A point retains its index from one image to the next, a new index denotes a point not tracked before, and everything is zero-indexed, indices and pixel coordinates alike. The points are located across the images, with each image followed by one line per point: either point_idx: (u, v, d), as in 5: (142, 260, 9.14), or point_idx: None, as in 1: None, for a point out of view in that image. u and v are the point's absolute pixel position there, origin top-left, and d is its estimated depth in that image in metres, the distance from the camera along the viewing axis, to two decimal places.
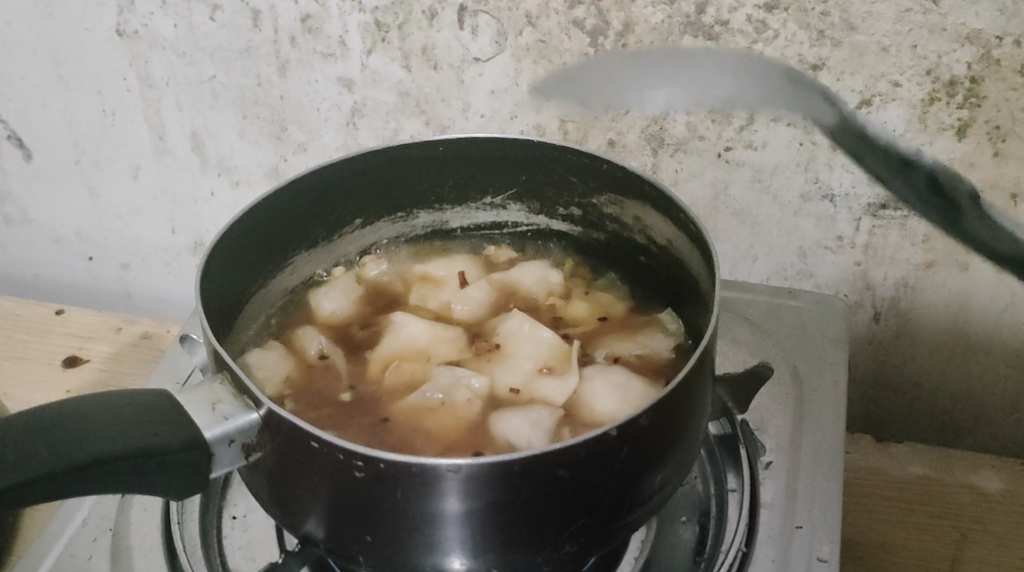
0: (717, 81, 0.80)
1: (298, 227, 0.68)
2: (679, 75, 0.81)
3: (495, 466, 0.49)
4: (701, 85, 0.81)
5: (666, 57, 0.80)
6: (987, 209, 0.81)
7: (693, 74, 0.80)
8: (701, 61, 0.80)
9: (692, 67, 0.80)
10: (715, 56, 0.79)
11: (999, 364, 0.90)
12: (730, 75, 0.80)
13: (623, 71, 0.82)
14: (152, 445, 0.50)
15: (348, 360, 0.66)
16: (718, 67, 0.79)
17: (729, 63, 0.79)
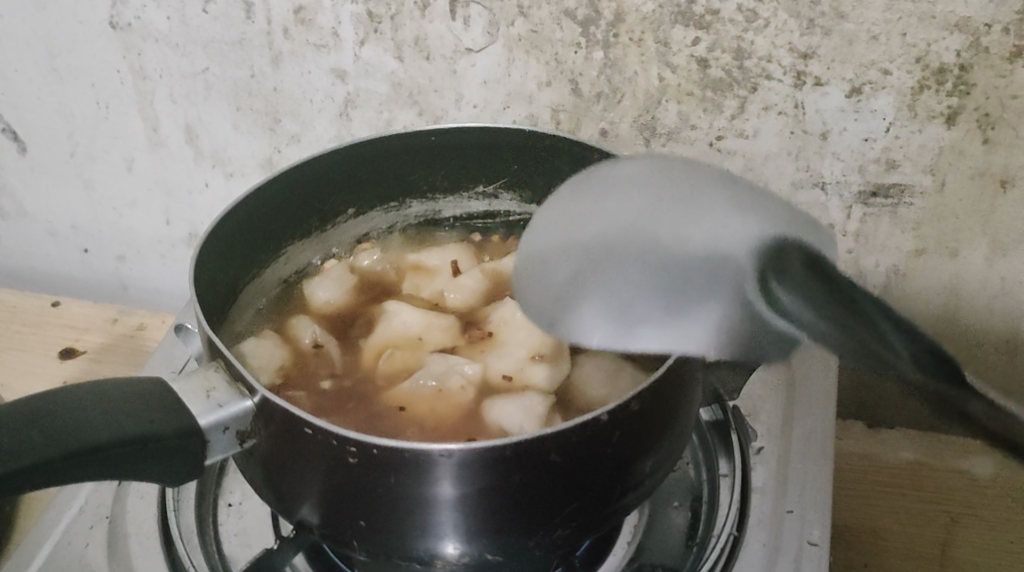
0: (703, 198, 0.58)
1: (291, 217, 0.68)
2: (657, 212, 0.57)
3: (488, 451, 0.49)
4: (659, 192, 0.58)
5: (639, 213, 0.57)
6: (977, 195, 0.82)
7: (666, 238, 0.56)
8: (676, 213, 0.57)
9: (654, 188, 0.58)
10: (697, 228, 0.57)
11: (989, 350, 0.91)
12: (711, 204, 0.57)
13: (597, 201, 0.59)
14: (148, 432, 0.50)
15: (342, 349, 0.67)
16: (688, 188, 0.58)
17: (725, 224, 0.57)
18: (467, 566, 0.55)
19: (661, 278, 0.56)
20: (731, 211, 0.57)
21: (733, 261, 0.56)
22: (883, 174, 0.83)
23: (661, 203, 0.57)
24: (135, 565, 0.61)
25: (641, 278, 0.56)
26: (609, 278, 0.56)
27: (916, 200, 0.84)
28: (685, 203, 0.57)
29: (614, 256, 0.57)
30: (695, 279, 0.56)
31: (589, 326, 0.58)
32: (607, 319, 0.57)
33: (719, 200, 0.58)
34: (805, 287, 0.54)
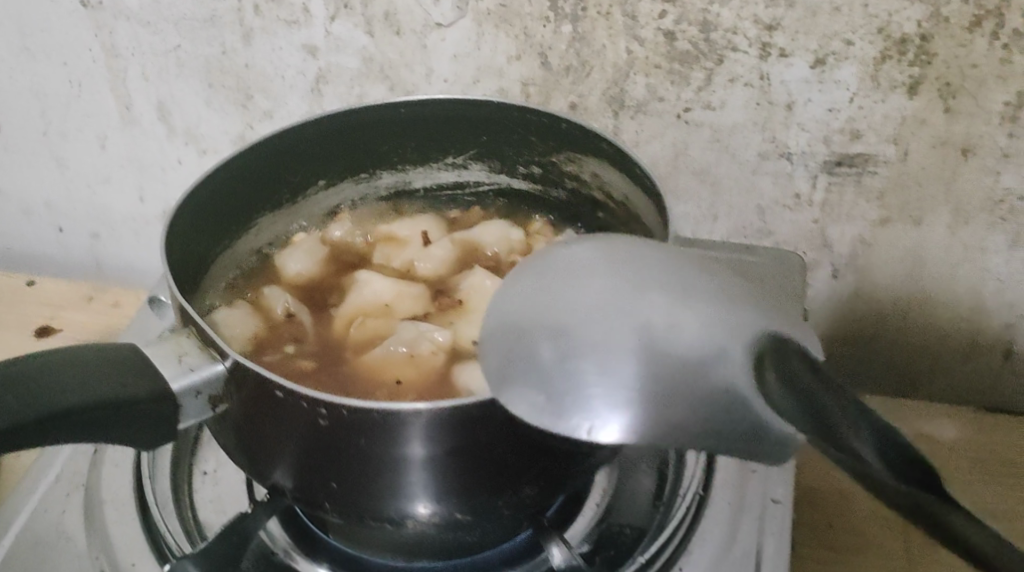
0: (683, 279, 0.49)
1: (263, 190, 0.69)
2: (633, 290, 0.48)
3: (455, 412, 0.50)
4: (638, 270, 0.49)
5: (616, 290, 0.48)
6: (939, 164, 0.84)
7: (647, 315, 0.47)
8: (656, 294, 0.48)
9: (629, 266, 0.49)
10: (680, 309, 0.47)
11: (953, 318, 0.93)
12: (692, 287, 0.48)
13: (563, 277, 0.49)
14: (121, 396, 0.51)
15: (314, 318, 0.68)
16: (665, 269, 0.49)
17: (713, 311, 0.48)
18: (438, 526, 0.57)
19: (645, 364, 0.46)
20: (717, 297, 0.48)
21: (725, 348, 0.46)
22: (847, 144, 0.84)
23: (638, 282, 0.48)
24: (110, 529, 0.62)
25: (617, 359, 0.46)
26: (579, 358, 0.46)
27: (880, 170, 0.85)
28: (665, 284, 0.48)
29: (581, 333, 0.47)
30: (678, 371, 0.46)
31: (559, 411, 0.46)
32: (583, 406, 0.45)
33: (703, 284, 0.49)
34: (797, 391, 0.46)
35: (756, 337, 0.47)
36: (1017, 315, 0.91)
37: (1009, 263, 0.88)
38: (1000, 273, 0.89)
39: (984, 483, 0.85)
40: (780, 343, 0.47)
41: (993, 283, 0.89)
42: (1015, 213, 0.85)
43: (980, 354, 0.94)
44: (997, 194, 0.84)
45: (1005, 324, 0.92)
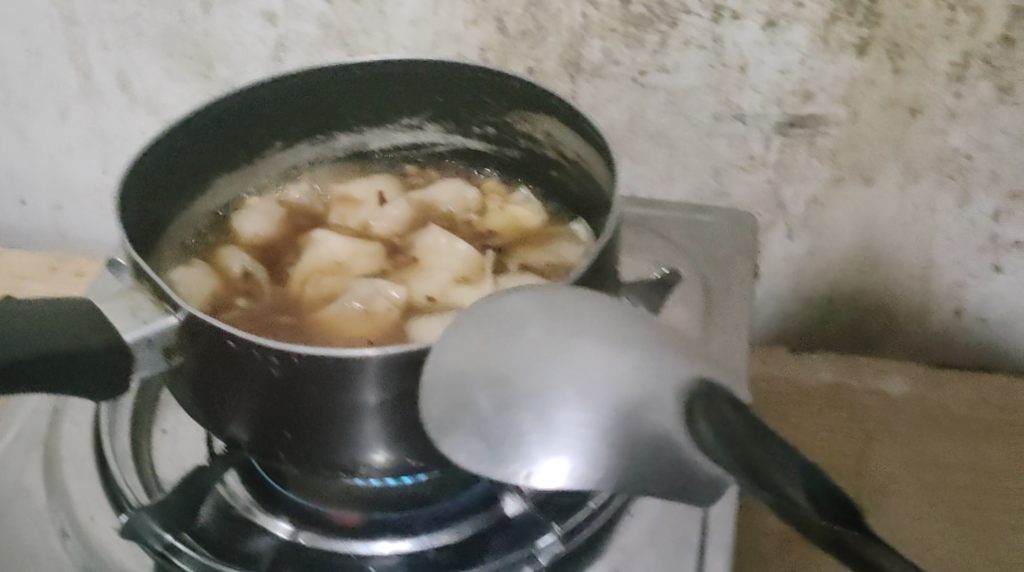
0: (618, 331, 0.51)
1: (218, 152, 0.70)
2: (571, 344, 0.50)
3: (401, 356, 0.52)
4: (573, 323, 0.50)
5: (552, 343, 0.50)
6: (889, 125, 0.85)
7: (583, 369, 0.49)
8: (594, 347, 0.50)
9: (568, 318, 0.51)
10: (616, 360, 0.49)
11: (905, 277, 0.94)
12: (629, 338, 0.50)
13: (501, 331, 0.51)
14: (75, 346, 0.53)
15: (270, 278, 0.69)
16: (604, 320, 0.51)
17: (649, 360, 0.49)
18: (392, 473, 0.58)
19: (583, 419, 0.48)
20: (655, 345, 0.50)
21: (659, 398, 0.48)
22: (799, 105, 0.86)
23: (577, 335, 0.50)
24: (71, 490, 0.64)
25: (555, 412, 0.48)
26: (518, 410, 0.48)
27: (831, 130, 0.87)
28: (603, 335, 0.50)
29: (520, 387, 0.49)
30: (615, 423, 0.48)
31: (500, 461, 0.48)
32: (522, 456, 0.48)
33: (641, 333, 0.50)
34: (723, 424, 0.47)
35: (690, 384, 0.49)
36: (967, 273, 0.93)
37: (958, 221, 0.89)
38: (949, 231, 0.90)
39: (933, 438, 0.87)
40: (714, 389, 0.48)
41: (942, 241, 0.91)
42: (963, 171, 0.86)
43: (931, 312, 0.96)
44: (945, 153, 0.85)
45: (955, 282, 0.94)
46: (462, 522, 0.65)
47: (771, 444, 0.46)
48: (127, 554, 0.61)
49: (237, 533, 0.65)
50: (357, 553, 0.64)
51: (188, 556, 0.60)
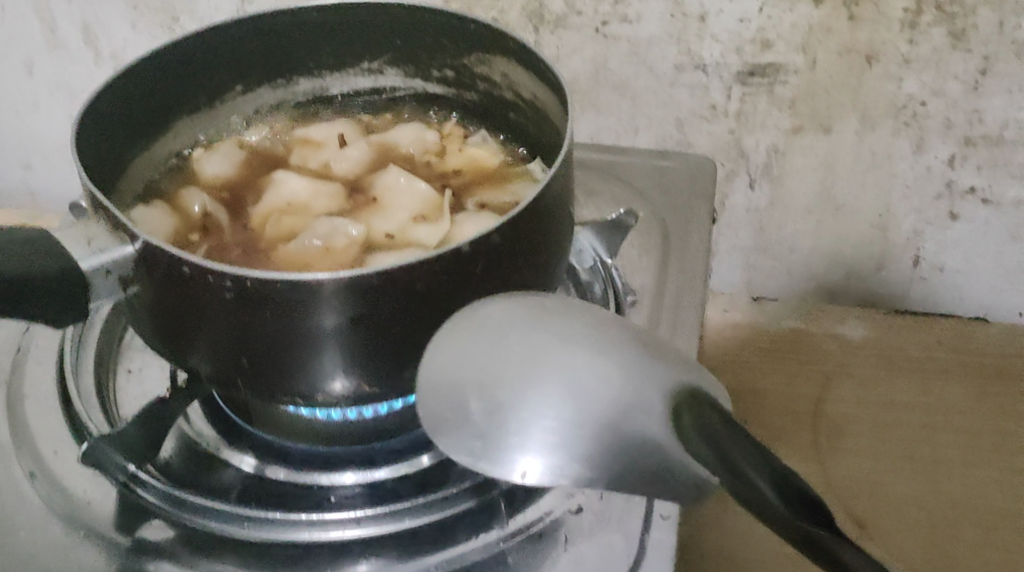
0: (603, 337, 0.51)
1: (177, 94, 0.71)
2: (560, 347, 0.50)
3: (354, 281, 0.53)
4: (559, 330, 0.51)
5: (540, 348, 0.50)
6: (846, 72, 0.86)
7: (571, 371, 0.49)
8: (582, 352, 0.50)
9: (556, 325, 0.51)
10: (603, 363, 0.49)
11: (865, 226, 0.96)
12: (615, 345, 0.50)
13: (488, 336, 0.50)
14: (26, 273, 0.54)
15: (230, 217, 0.70)
16: (592, 328, 0.51)
17: (634, 366, 0.49)
18: (350, 401, 0.59)
19: (573, 419, 0.48)
20: (640, 354, 0.50)
21: (644, 403, 0.48)
22: (758, 53, 0.87)
23: (565, 340, 0.50)
24: (32, 426, 0.65)
25: (543, 411, 0.48)
26: (506, 411, 0.48)
27: (791, 79, 0.88)
28: (590, 341, 0.50)
29: (509, 388, 0.49)
30: (606, 423, 0.48)
31: (492, 458, 0.48)
32: (509, 454, 0.48)
33: (626, 342, 0.51)
34: (706, 425, 0.47)
35: (673, 391, 0.49)
36: (924, 221, 0.94)
37: (914, 168, 0.91)
38: (906, 178, 0.92)
39: (889, 377, 0.90)
40: (698, 397, 0.49)
41: (900, 189, 0.93)
42: (918, 118, 0.87)
43: (890, 260, 0.98)
44: (900, 100, 0.87)
45: (913, 230, 0.95)
46: (421, 455, 0.66)
47: (743, 441, 0.46)
48: (88, 487, 0.62)
49: (200, 468, 0.66)
50: (319, 485, 0.65)
51: (152, 487, 0.62)
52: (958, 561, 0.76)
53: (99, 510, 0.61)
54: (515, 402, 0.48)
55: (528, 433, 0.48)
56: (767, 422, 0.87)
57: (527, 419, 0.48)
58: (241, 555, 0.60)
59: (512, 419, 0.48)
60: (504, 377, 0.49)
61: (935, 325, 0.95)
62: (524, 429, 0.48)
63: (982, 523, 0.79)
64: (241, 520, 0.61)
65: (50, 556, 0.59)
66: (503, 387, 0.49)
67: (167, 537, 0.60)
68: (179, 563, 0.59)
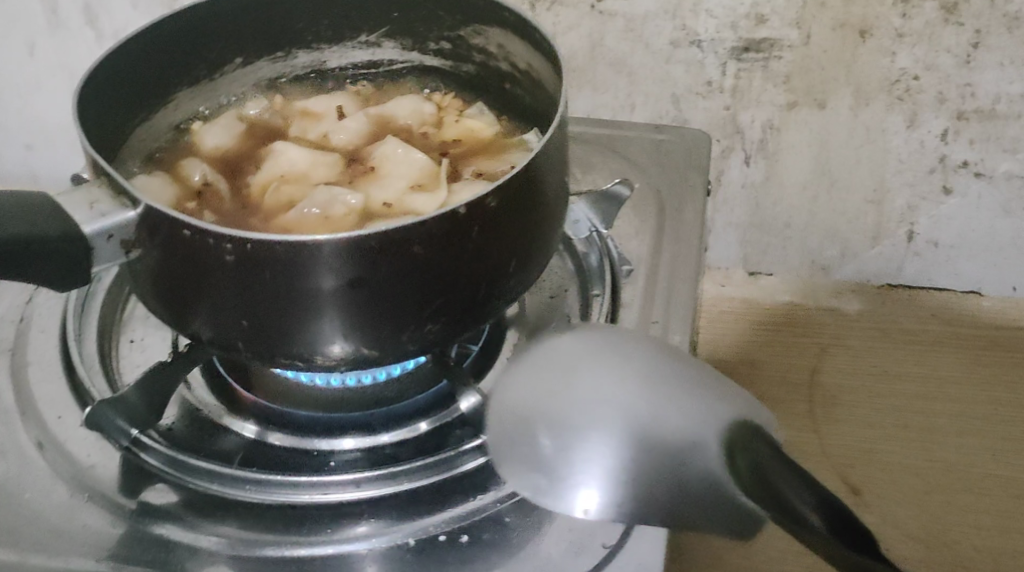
0: (659, 373, 0.56)
1: (178, 65, 0.72)
2: (619, 383, 0.55)
3: (353, 240, 0.54)
4: (620, 367, 0.56)
5: (601, 384, 0.55)
6: (840, 46, 0.86)
7: (632, 406, 0.54)
8: (642, 389, 0.55)
9: (619, 362, 0.56)
10: (661, 402, 0.55)
11: (859, 202, 0.97)
12: (671, 383, 0.56)
13: (554, 372, 0.56)
14: (32, 234, 0.54)
15: (230, 186, 0.71)
16: (649, 367, 0.57)
17: (694, 408, 0.55)
18: (349, 365, 0.60)
19: (631, 451, 0.53)
20: (693, 392, 0.56)
21: (701, 440, 0.54)
22: (753, 29, 0.87)
23: (627, 378, 0.56)
24: (35, 393, 0.65)
25: (605, 443, 0.53)
26: (572, 444, 0.53)
27: (785, 54, 0.88)
28: (649, 379, 0.56)
29: (574, 423, 0.54)
30: (663, 458, 0.53)
31: (557, 490, 0.53)
32: (574, 484, 0.53)
33: (682, 382, 0.56)
34: (759, 463, 0.52)
35: (725, 429, 0.54)
36: (918, 195, 0.95)
37: (908, 142, 0.92)
38: (901, 152, 0.93)
39: (881, 348, 0.93)
40: (750, 430, 0.54)
41: (894, 163, 0.93)
42: (912, 92, 0.88)
43: (884, 235, 0.99)
44: (893, 75, 0.87)
45: (907, 205, 0.96)
46: (418, 421, 0.67)
47: (795, 478, 0.51)
48: (92, 451, 0.62)
49: (202, 433, 0.66)
50: (318, 450, 0.65)
51: (154, 450, 0.61)
52: (952, 524, 0.78)
53: (101, 472, 0.61)
54: (580, 438, 0.53)
55: (591, 467, 0.53)
56: (765, 390, 0.89)
57: (590, 454, 0.53)
58: (243, 516, 0.59)
59: (578, 456, 0.53)
60: (571, 416, 0.54)
61: (920, 303, 0.99)
62: (587, 464, 0.53)
63: (974, 489, 0.81)
64: (243, 482, 0.60)
65: (55, 516, 0.59)
66: (567, 422, 0.54)
67: (171, 501, 0.60)
68: (183, 525, 0.58)
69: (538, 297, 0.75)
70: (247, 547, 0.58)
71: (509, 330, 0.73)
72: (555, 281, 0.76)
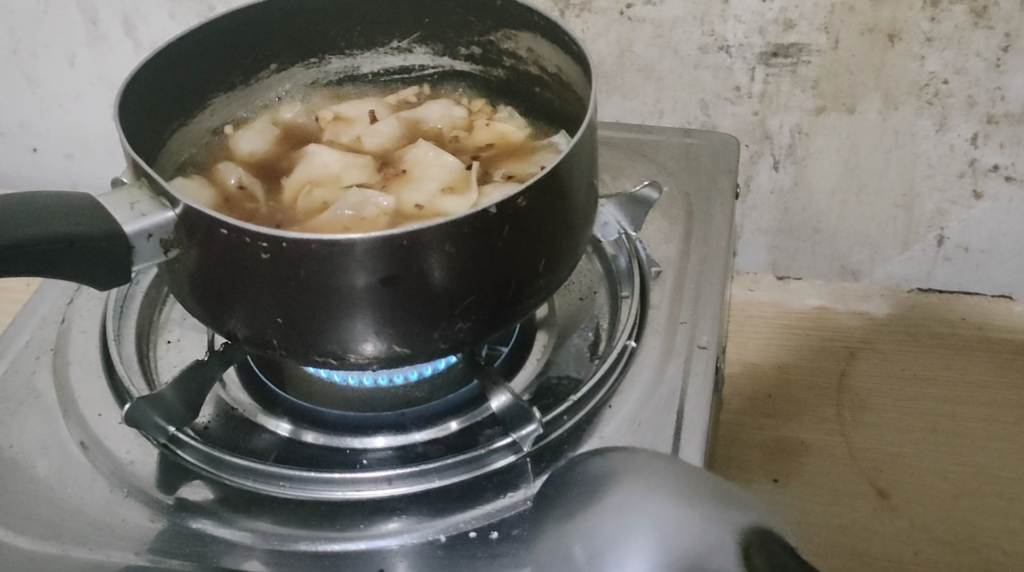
0: (688, 489, 0.54)
1: (216, 71, 0.74)
2: (648, 494, 0.54)
3: (384, 240, 0.55)
4: (653, 482, 0.54)
5: (632, 496, 0.54)
6: (870, 50, 0.86)
7: (657, 513, 0.53)
8: (667, 497, 0.53)
9: (646, 478, 0.55)
10: (685, 508, 0.53)
11: (888, 207, 0.97)
12: (698, 494, 0.54)
13: (590, 493, 0.55)
14: (75, 233, 0.55)
15: (264, 189, 0.72)
16: (674, 476, 0.55)
17: (714, 513, 0.53)
18: (381, 363, 0.61)
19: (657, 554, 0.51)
20: (716, 498, 0.54)
21: (719, 543, 0.52)
22: (781, 34, 0.87)
23: (653, 490, 0.54)
24: (76, 391, 0.66)
25: (630, 549, 0.52)
26: (603, 552, 0.52)
27: (813, 59, 0.88)
28: (674, 488, 0.54)
29: (602, 531, 0.53)
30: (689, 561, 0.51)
31: None
32: None
33: (709, 490, 0.54)
34: (777, 560, 0.52)
35: (742, 531, 0.53)
36: (948, 200, 0.95)
37: (938, 146, 0.92)
38: (930, 157, 0.92)
39: (911, 352, 0.93)
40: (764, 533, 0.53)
41: (923, 168, 0.93)
42: (941, 96, 0.88)
43: (914, 239, 0.99)
44: (923, 79, 0.87)
45: (937, 210, 0.96)
46: (449, 420, 0.67)
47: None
48: (131, 448, 0.63)
49: (238, 431, 0.67)
50: (351, 447, 0.66)
51: (191, 447, 0.62)
52: (980, 530, 0.78)
53: (142, 469, 0.62)
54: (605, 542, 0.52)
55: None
56: (793, 393, 0.89)
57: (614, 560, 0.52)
58: (278, 512, 0.60)
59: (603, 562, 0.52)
60: (596, 525, 0.53)
61: (946, 309, 0.98)
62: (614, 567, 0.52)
63: (1003, 494, 0.80)
64: (277, 478, 0.61)
65: (97, 512, 0.60)
66: (591, 528, 0.53)
67: (207, 498, 0.61)
68: (218, 520, 0.59)
69: (567, 299, 0.76)
70: (281, 542, 0.58)
71: (538, 331, 0.74)
72: (584, 283, 0.77)
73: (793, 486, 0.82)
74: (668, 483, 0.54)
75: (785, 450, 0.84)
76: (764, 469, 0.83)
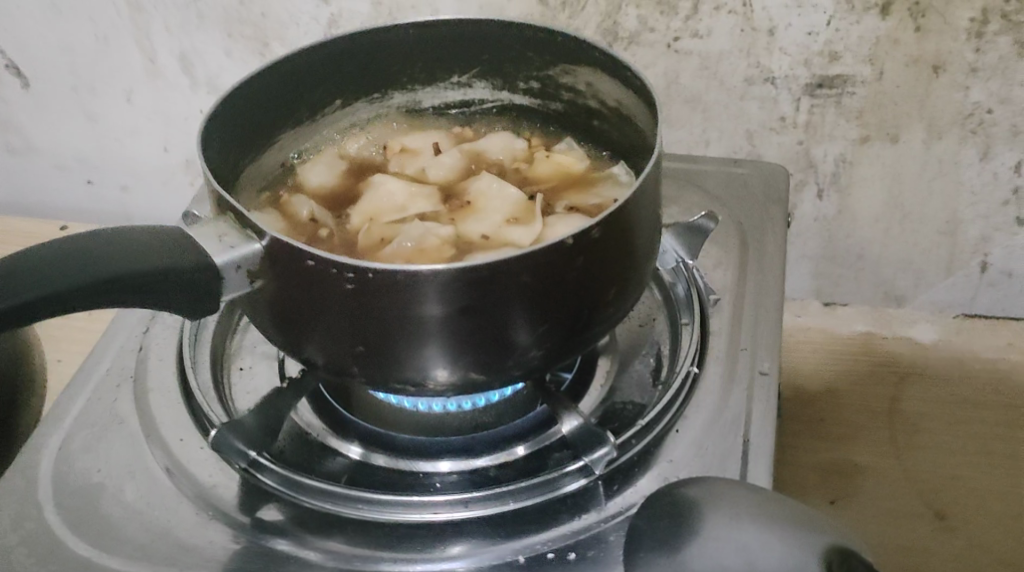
0: (767, 512, 0.57)
1: (286, 109, 0.77)
2: (732, 520, 0.57)
3: (466, 271, 0.56)
4: (735, 507, 0.58)
5: (718, 524, 0.57)
6: (913, 81, 0.88)
7: (743, 541, 0.56)
8: (749, 523, 0.57)
9: (729, 507, 0.58)
10: (768, 533, 0.56)
11: (932, 234, 0.99)
12: (775, 517, 0.57)
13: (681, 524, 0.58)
14: (169, 265, 0.57)
15: (334, 219, 0.75)
16: (754, 502, 0.58)
17: (796, 535, 0.56)
18: (457, 389, 0.63)
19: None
20: (797, 522, 0.57)
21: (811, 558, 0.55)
22: (827, 66, 0.89)
23: (734, 517, 0.57)
24: (158, 417, 0.68)
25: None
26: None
27: (858, 90, 0.90)
28: (755, 514, 0.57)
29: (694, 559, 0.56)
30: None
31: None
32: None
33: (786, 511, 0.57)
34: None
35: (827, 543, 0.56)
36: (992, 227, 0.97)
37: (981, 174, 0.93)
38: (973, 184, 0.94)
39: (962, 378, 0.94)
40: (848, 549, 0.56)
41: (967, 196, 0.95)
42: (985, 125, 0.90)
43: (958, 265, 1.01)
44: (967, 109, 0.89)
45: (981, 235, 0.98)
46: (516, 445, 0.69)
47: None
48: (213, 471, 0.65)
49: (312, 456, 0.69)
50: (423, 472, 0.68)
51: (270, 470, 0.63)
52: None
53: (226, 493, 0.63)
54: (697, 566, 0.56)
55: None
56: (845, 416, 0.90)
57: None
58: (358, 534, 0.62)
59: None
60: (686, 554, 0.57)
61: (997, 332, 0.99)
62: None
63: None
64: (356, 501, 0.62)
65: (184, 533, 0.61)
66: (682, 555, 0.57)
67: (291, 520, 0.62)
68: (302, 542, 0.61)
69: (627, 325, 0.78)
70: (363, 562, 0.60)
71: (601, 356, 0.75)
72: (643, 310, 0.79)
73: (850, 508, 0.83)
74: (748, 509, 0.57)
75: (839, 472, 0.85)
76: (820, 491, 0.84)
